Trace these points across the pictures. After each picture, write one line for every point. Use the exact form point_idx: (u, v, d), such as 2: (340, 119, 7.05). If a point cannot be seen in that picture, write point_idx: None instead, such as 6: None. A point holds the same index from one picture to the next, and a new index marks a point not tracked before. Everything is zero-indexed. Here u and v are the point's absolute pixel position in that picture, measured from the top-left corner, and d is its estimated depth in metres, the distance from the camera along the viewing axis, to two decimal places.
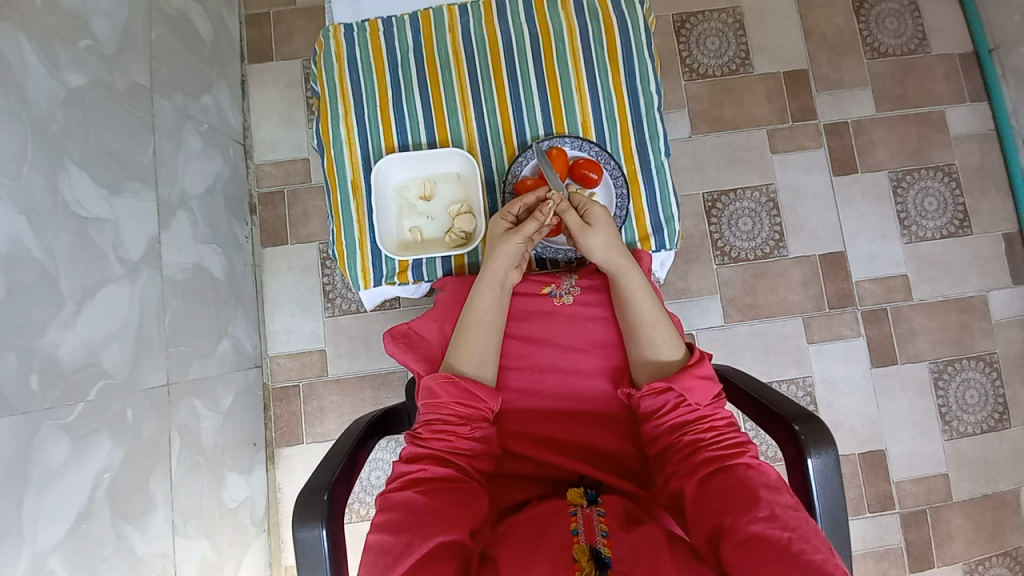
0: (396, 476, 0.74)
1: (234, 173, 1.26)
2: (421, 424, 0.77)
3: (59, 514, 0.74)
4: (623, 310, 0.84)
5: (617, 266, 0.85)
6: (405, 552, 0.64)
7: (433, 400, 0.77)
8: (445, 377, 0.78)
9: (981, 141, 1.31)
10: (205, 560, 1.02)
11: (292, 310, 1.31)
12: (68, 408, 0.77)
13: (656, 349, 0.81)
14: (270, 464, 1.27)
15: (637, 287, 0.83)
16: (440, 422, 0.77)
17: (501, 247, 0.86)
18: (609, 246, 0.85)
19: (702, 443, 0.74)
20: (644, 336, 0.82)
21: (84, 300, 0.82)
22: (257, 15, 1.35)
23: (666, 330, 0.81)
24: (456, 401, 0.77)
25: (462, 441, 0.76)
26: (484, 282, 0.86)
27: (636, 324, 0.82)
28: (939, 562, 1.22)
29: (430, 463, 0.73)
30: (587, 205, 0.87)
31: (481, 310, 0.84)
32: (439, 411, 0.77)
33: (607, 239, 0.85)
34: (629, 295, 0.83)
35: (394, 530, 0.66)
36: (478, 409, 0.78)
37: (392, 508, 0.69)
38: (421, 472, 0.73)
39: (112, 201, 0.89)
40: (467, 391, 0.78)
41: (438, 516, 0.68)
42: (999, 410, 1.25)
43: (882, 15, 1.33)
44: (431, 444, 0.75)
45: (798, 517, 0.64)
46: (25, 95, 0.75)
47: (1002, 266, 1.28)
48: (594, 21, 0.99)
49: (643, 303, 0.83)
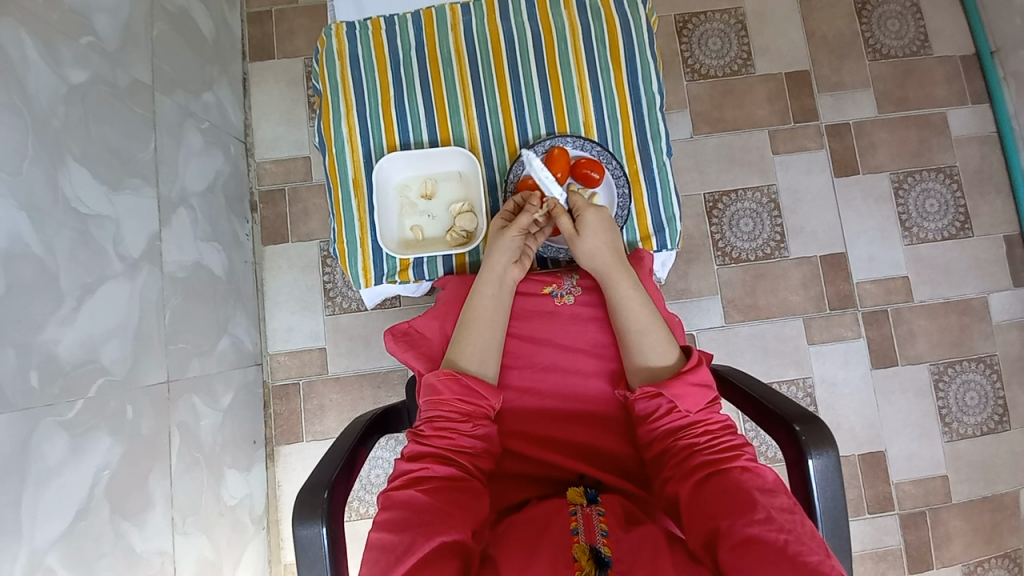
0: (398, 475, 0.74)
1: (234, 170, 1.26)
2: (423, 421, 0.77)
3: (57, 512, 0.74)
4: (614, 317, 0.85)
5: (607, 272, 0.85)
6: (407, 552, 0.64)
7: (435, 397, 0.77)
8: (446, 374, 0.78)
9: (982, 143, 1.31)
10: (204, 559, 1.02)
11: (292, 308, 1.30)
12: (67, 404, 0.77)
13: (647, 355, 0.81)
14: (270, 461, 1.27)
15: (626, 293, 0.83)
16: (442, 418, 0.77)
17: (498, 243, 0.87)
18: (601, 251, 0.86)
19: (696, 447, 0.74)
20: (634, 342, 0.82)
21: (84, 297, 0.82)
22: (259, 13, 1.35)
23: (659, 336, 0.81)
24: (457, 398, 0.77)
25: (463, 439, 0.76)
26: (484, 278, 0.86)
27: (628, 329, 0.82)
28: (938, 563, 1.22)
29: (432, 461, 0.73)
30: (582, 211, 0.87)
31: (483, 307, 0.84)
32: (441, 408, 0.77)
33: (598, 247, 0.86)
34: (618, 302, 0.84)
35: (396, 530, 0.66)
36: (480, 407, 0.78)
37: (394, 507, 0.69)
38: (422, 471, 0.73)
39: (113, 198, 0.89)
40: (469, 388, 0.78)
41: (440, 515, 0.68)
42: (999, 412, 1.25)
43: (884, 17, 1.33)
44: (432, 442, 0.75)
45: (794, 520, 0.64)
46: (26, 91, 0.75)
47: (1002, 268, 1.28)
48: (597, 20, 0.99)
49: (634, 309, 0.83)
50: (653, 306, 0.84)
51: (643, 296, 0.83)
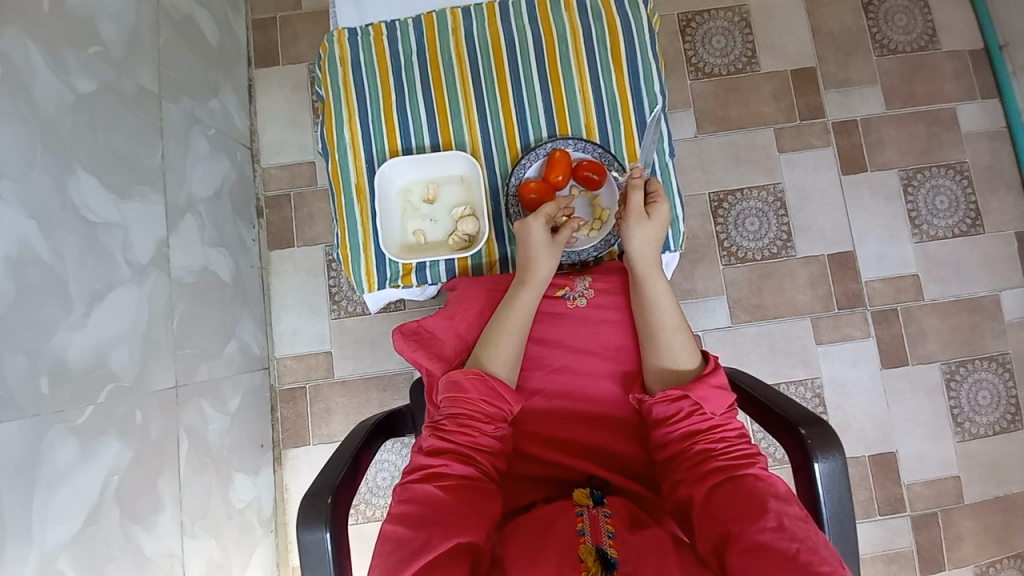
0: (415, 468, 0.73)
1: (240, 176, 1.27)
2: (444, 416, 0.77)
3: (68, 514, 0.76)
4: (642, 314, 0.84)
5: (642, 269, 0.85)
6: (423, 548, 0.64)
7: (459, 395, 0.77)
8: (474, 373, 0.78)
9: (992, 139, 1.29)
10: (213, 561, 1.03)
11: (298, 311, 1.31)
12: (78, 410, 0.78)
13: (674, 355, 0.81)
14: (278, 464, 1.28)
15: (659, 293, 0.84)
16: (465, 416, 0.76)
17: (546, 255, 0.88)
18: (653, 245, 0.87)
19: (713, 452, 0.73)
20: (664, 340, 0.81)
21: (93, 303, 0.83)
22: (263, 19, 1.36)
23: (684, 337, 0.81)
24: (482, 399, 0.77)
25: (484, 438, 0.76)
26: (524, 285, 0.87)
27: (658, 328, 0.82)
28: (950, 565, 1.20)
29: (453, 458, 0.73)
30: (658, 200, 0.89)
31: (525, 315, 0.85)
32: (464, 406, 0.77)
33: (652, 237, 0.87)
34: (651, 299, 0.83)
35: (413, 525, 0.67)
36: (502, 410, 0.78)
37: (412, 501, 0.69)
38: (442, 467, 0.72)
39: (120, 205, 0.90)
40: (494, 390, 0.78)
41: (457, 516, 0.68)
42: (1011, 412, 1.23)
43: (892, 11, 1.31)
44: (455, 439, 0.75)
45: (807, 529, 0.63)
46: (33, 100, 0.76)
47: (1013, 266, 1.26)
48: (598, 21, 0.99)
49: (666, 307, 0.83)
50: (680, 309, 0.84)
51: (672, 299, 0.84)
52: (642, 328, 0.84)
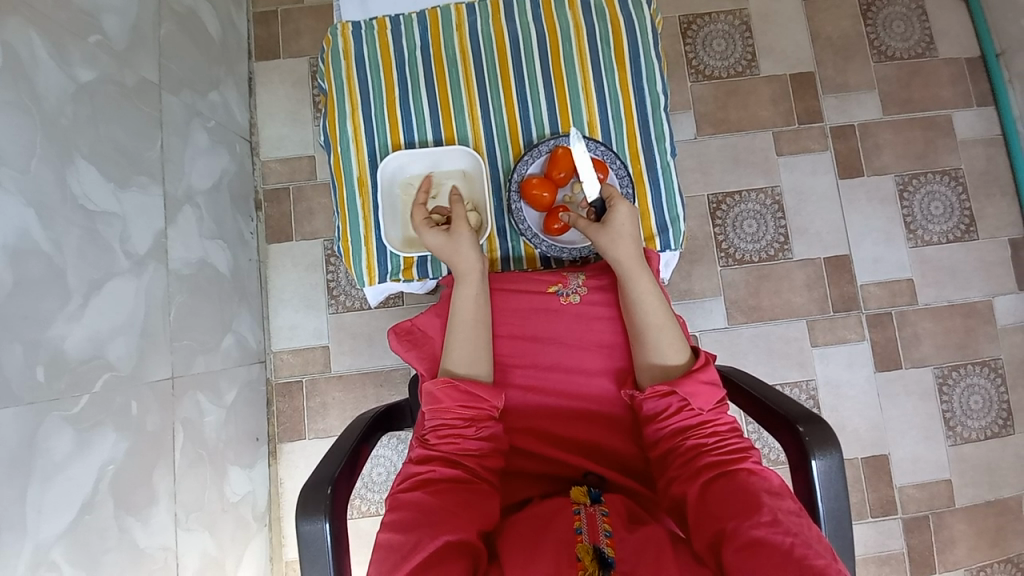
0: (406, 477, 0.74)
1: (239, 169, 1.27)
2: (428, 429, 0.77)
3: (63, 505, 0.75)
4: (629, 313, 0.84)
5: (626, 267, 0.84)
6: (415, 548, 0.65)
7: (436, 406, 0.77)
8: (445, 382, 0.77)
9: (988, 145, 1.30)
10: (207, 555, 1.02)
11: (296, 306, 1.31)
12: (73, 400, 0.78)
13: (662, 352, 0.81)
14: (272, 459, 1.28)
15: (643, 291, 0.83)
16: (445, 426, 0.77)
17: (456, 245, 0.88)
18: (622, 245, 0.85)
19: (705, 447, 0.74)
20: (651, 340, 0.81)
21: (91, 293, 0.82)
22: (265, 13, 1.36)
23: (671, 334, 0.81)
24: (458, 405, 0.77)
25: (469, 442, 0.76)
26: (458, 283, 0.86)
27: (643, 326, 0.82)
28: (941, 567, 1.21)
29: (439, 464, 0.74)
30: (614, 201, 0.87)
31: (464, 311, 0.84)
32: (443, 416, 0.77)
33: (619, 238, 0.85)
34: (635, 297, 0.83)
35: (405, 529, 0.67)
36: (483, 410, 0.78)
37: (403, 507, 0.69)
38: (429, 473, 0.73)
39: (120, 195, 0.90)
40: (470, 394, 0.78)
41: (447, 515, 0.68)
42: (1003, 416, 1.24)
43: (890, 18, 1.32)
44: (441, 447, 0.75)
45: (800, 523, 0.64)
46: (35, 90, 0.76)
47: (1008, 271, 1.28)
48: (602, 21, 0.99)
49: (651, 306, 0.82)
50: (666, 305, 0.83)
51: (657, 297, 0.83)
52: (629, 327, 0.84)
